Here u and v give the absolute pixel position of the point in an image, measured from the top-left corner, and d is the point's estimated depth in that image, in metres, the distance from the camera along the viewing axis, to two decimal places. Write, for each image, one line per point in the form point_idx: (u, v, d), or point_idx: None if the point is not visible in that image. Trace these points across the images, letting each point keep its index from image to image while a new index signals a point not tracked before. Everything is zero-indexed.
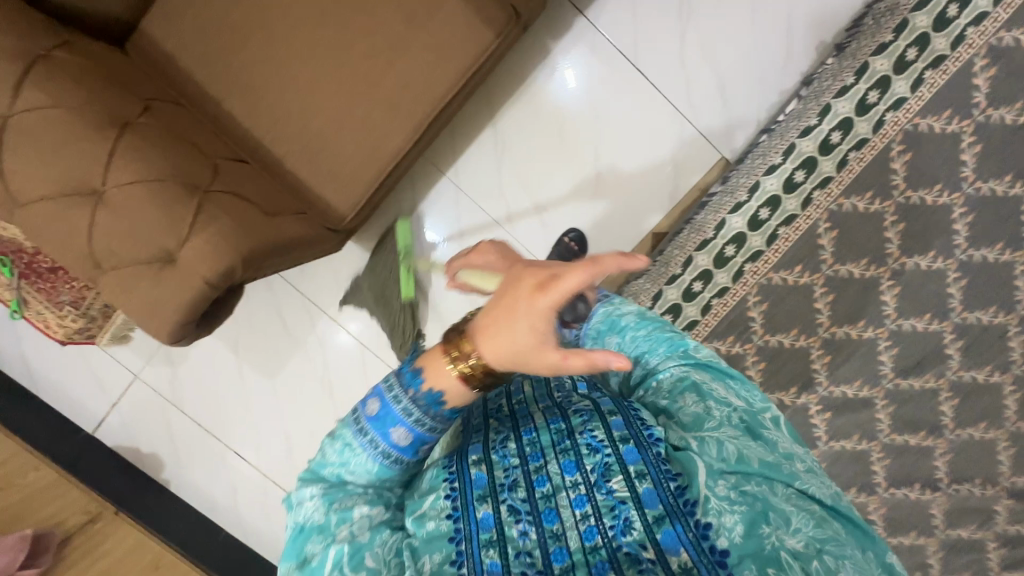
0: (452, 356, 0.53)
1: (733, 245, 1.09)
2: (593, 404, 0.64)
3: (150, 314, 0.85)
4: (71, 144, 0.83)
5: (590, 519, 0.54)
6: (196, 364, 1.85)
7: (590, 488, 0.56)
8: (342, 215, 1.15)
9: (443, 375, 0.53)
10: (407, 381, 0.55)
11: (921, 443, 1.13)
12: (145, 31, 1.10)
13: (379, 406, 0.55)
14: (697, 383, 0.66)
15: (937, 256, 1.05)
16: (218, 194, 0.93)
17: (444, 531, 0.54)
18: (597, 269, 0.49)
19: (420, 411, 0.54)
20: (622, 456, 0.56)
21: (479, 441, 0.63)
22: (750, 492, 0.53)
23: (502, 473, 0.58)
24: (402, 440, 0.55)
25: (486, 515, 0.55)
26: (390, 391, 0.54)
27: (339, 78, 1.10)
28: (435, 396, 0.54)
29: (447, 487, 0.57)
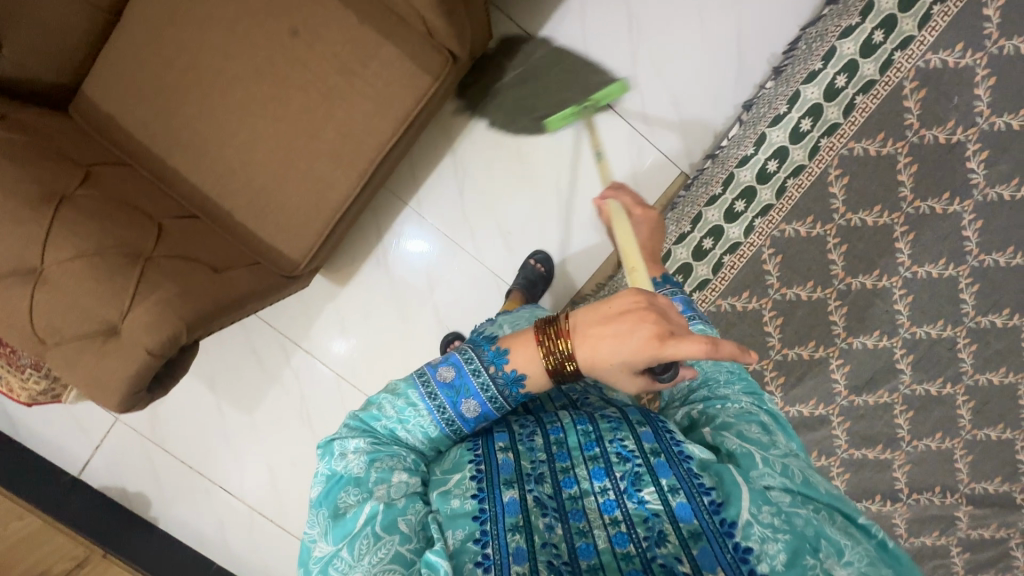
0: (549, 353, 0.61)
1: (681, 275, 1.15)
2: (621, 413, 0.69)
3: (96, 386, 0.86)
4: (7, 225, 0.84)
5: (620, 528, 0.57)
6: (176, 403, 1.87)
7: (620, 494, 0.59)
8: (296, 262, 1.17)
9: (537, 361, 0.62)
10: (490, 358, 0.64)
11: (879, 456, 1.15)
12: (87, 95, 1.11)
13: (454, 375, 0.63)
14: (766, 422, 0.66)
15: (882, 274, 1.08)
16: (162, 260, 0.93)
17: (468, 510, 0.58)
18: (715, 352, 0.54)
19: (495, 387, 0.63)
20: (654, 468, 0.60)
21: (507, 430, 0.67)
22: (802, 519, 0.55)
23: (529, 464, 0.62)
24: (469, 411, 0.63)
25: (512, 500, 0.58)
26: (472, 366, 0.63)
27: (283, 131, 1.11)
28: (517, 377, 0.63)
29: (474, 469, 0.61)
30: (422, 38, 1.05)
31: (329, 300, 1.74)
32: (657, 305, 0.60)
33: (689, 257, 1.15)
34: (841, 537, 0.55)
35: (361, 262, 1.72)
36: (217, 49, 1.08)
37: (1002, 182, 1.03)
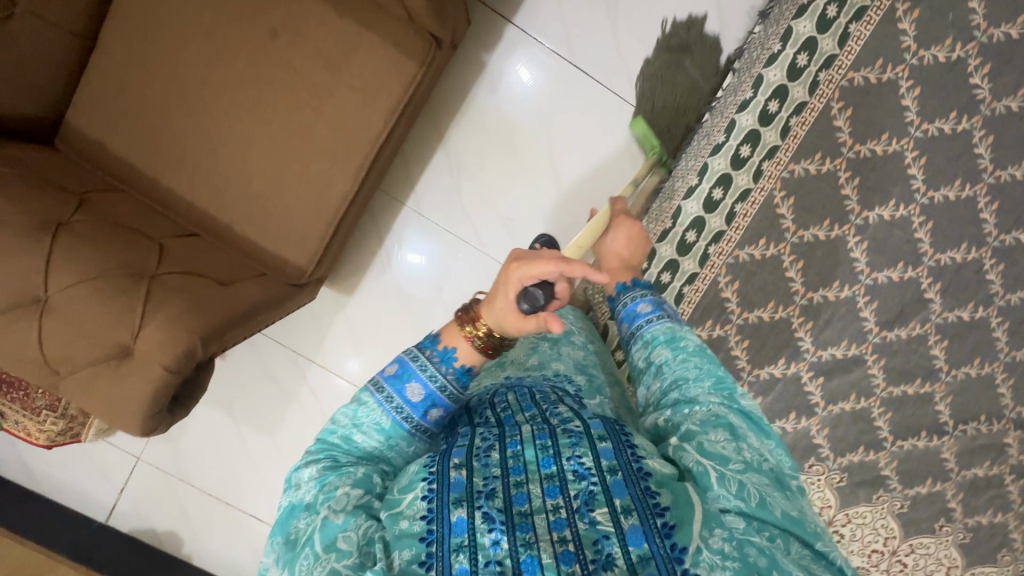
0: (467, 320, 0.70)
1: (693, 230, 1.10)
2: (584, 425, 0.65)
3: (118, 409, 0.83)
4: (8, 255, 0.82)
5: (568, 544, 0.53)
6: (196, 435, 1.84)
7: (572, 513, 0.55)
8: (303, 268, 1.15)
9: (457, 332, 0.70)
10: (426, 343, 0.71)
11: (919, 391, 1.12)
12: (72, 124, 1.10)
13: (398, 368, 0.71)
14: (733, 424, 0.68)
15: (898, 204, 1.04)
16: (168, 276, 0.91)
17: (416, 531, 0.56)
18: (565, 267, 0.63)
19: (434, 369, 0.69)
20: (609, 487, 0.57)
21: (465, 446, 0.64)
22: (755, 548, 0.54)
23: (481, 481, 0.59)
24: (415, 396, 0.69)
25: (459, 519, 0.55)
26: (410, 356, 0.71)
27: (272, 136, 1.09)
28: (450, 353, 0.70)
29: (425, 488, 0.59)
30: (401, 24, 1.03)
31: (340, 311, 1.72)
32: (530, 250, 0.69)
33: (661, 276, 1.12)
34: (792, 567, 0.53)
35: (366, 268, 1.69)
36: (196, 61, 1.06)
37: (1009, 95, 1.01)
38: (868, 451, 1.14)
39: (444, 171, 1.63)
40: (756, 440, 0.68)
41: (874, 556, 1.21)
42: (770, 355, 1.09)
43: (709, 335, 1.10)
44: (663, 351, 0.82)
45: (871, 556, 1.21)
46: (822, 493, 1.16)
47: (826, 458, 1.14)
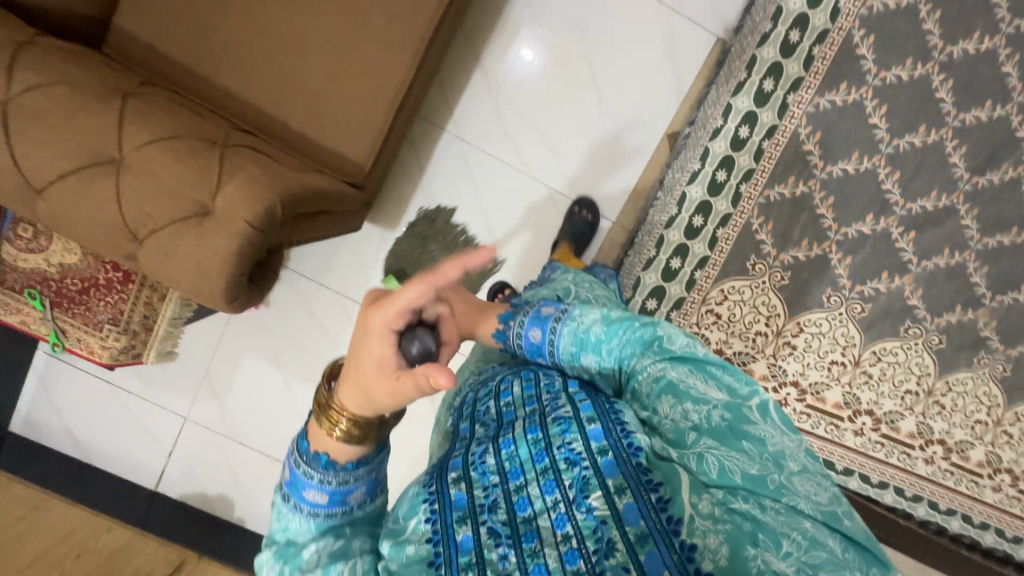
0: (323, 417, 0.50)
1: (771, 78, 1.04)
2: (573, 408, 0.58)
3: (201, 274, 0.79)
4: (79, 115, 0.78)
5: (570, 542, 0.47)
6: (242, 391, 1.78)
7: (569, 505, 0.50)
8: (361, 165, 1.11)
9: (319, 432, 0.51)
10: (299, 445, 0.53)
11: (1017, 241, 1.06)
12: (118, 27, 1.06)
13: (286, 473, 0.53)
14: (676, 383, 0.59)
15: (983, 37, 1.00)
16: (237, 147, 0.88)
17: (423, 554, 0.49)
18: (435, 281, 0.45)
19: (318, 472, 0.51)
20: (599, 468, 0.52)
21: (461, 454, 0.57)
22: (741, 513, 0.49)
23: (481, 493, 0.52)
24: (319, 498, 0.52)
25: (465, 537, 0.49)
26: (293, 458, 0.53)
27: (326, 24, 1.06)
28: (324, 457, 0.51)
29: (427, 509, 0.52)
30: None
31: (384, 248, 1.68)
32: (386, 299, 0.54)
33: (739, 130, 1.06)
34: (777, 522, 0.48)
35: (410, 201, 1.65)
36: None
37: None
38: (965, 309, 1.09)
39: (483, 93, 1.60)
40: (703, 384, 0.59)
41: (978, 429, 1.14)
42: (858, 213, 1.05)
43: (793, 193, 1.05)
44: (591, 360, 0.66)
45: (975, 429, 1.14)
46: (921, 359, 1.10)
47: (922, 319, 1.09)
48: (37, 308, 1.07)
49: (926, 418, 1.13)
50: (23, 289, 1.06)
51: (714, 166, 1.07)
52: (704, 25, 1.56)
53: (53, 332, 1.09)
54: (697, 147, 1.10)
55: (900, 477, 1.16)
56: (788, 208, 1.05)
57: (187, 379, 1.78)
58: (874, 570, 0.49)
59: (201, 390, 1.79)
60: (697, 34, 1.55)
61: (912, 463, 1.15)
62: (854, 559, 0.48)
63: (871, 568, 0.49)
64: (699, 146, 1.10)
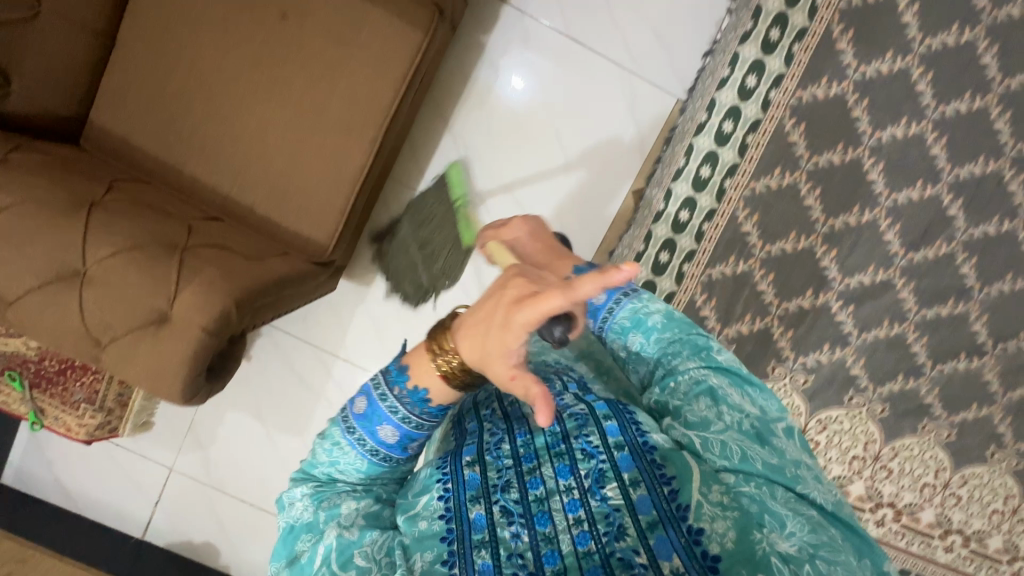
0: (434, 353, 0.53)
1: (707, 165, 1.08)
2: (588, 406, 0.61)
3: (160, 376, 0.85)
4: (46, 231, 0.84)
5: (582, 524, 0.52)
6: (226, 442, 1.82)
7: (584, 493, 0.54)
8: (324, 245, 1.16)
9: (427, 368, 0.54)
10: (393, 378, 0.56)
11: (953, 312, 1.10)
12: (93, 122, 1.12)
13: (366, 405, 0.56)
14: (715, 388, 0.62)
15: (910, 121, 1.04)
16: (198, 249, 0.94)
17: (436, 530, 0.54)
18: (574, 296, 0.44)
19: (404, 408, 0.55)
20: (616, 463, 0.55)
21: (474, 441, 0.60)
22: (748, 497, 0.53)
23: (495, 474, 0.57)
24: (389, 437, 0.56)
25: (479, 515, 0.54)
26: (377, 391, 0.56)
27: (286, 115, 1.11)
28: (421, 393, 0.54)
29: (441, 488, 0.56)
30: None
31: (360, 304, 1.74)
32: (531, 272, 0.51)
33: (679, 215, 1.10)
34: (783, 508, 0.52)
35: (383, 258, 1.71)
36: (206, 45, 1.07)
37: (1008, 2, 1.00)
38: (907, 378, 1.12)
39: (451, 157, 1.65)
40: (737, 395, 0.62)
41: (926, 491, 1.17)
42: (798, 288, 1.09)
43: (734, 272, 1.09)
44: (637, 339, 0.71)
45: (923, 491, 1.17)
46: (866, 426, 1.14)
47: (864, 388, 1.12)
48: (17, 389, 1.13)
49: (875, 481, 1.17)
50: (4, 371, 1.12)
51: (656, 249, 1.11)
52: (663, 84, 1.61)
53: (32, 411, 1.15)
54: (641, 230, 1.14)
55: None
56: (729, 285, 1.09)
57: (172, 432, 1.83)
58: (865, 559, 0.53)
59: (187, 440, 1.84)
60: (655, 96, 1.61)
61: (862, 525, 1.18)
62: (849, 546, 0.53)
63: (864, 557, 0.53)
64: (642, 229, 1.14)
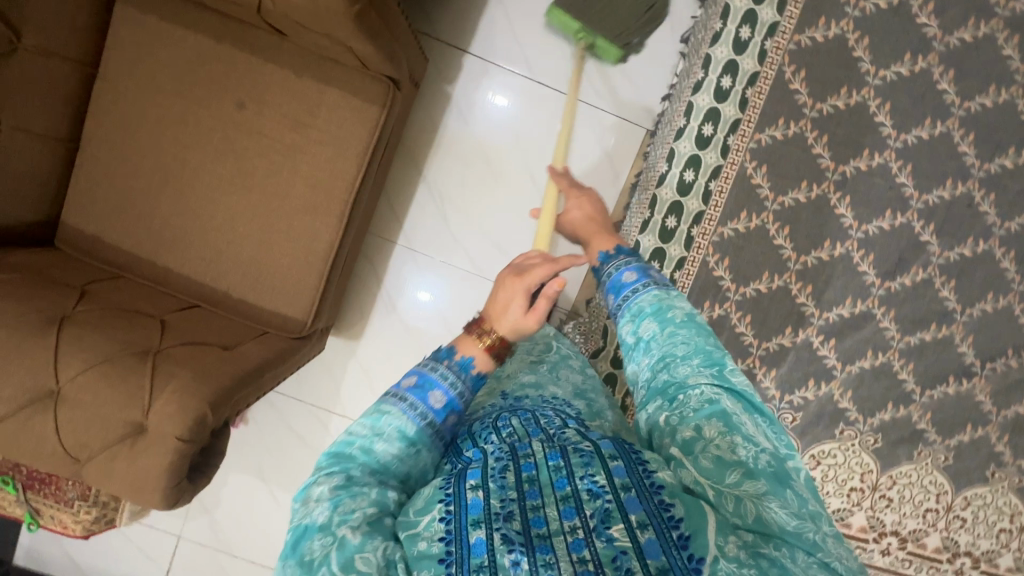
0: (479, 334, 0.74)
1: (673, 216, 1.05)
2: (594, 445, 0.62)
3: (141, 486, 0.85)
4: (19, 356, 0.85)
5: (587, 564, 0.50)
6: (231, 506, 1.81)
7: (589, 532, 0.53)
8: (301, 321, 1.17)
9: (472, 345, 0.73)
10: (441, 355, 0.71)
11: (937, 336, 1.09)
12: (65, 223, 1.13)
13: (417, 378, 0.69)
14: (728, 412, 0.63)
15: (873, 153, 1.03)
16: (172, 350, 0.95)
17: (434, 552, 0.51)
18: (554, 263, 0.78)
19: (452, 375, 0.69)
20: (623, 503, 0.55)
21: (478, 466, 0.60)
22: (767, 559, 0.51)
23: (498, 502, 0.55)
24: (438, 402, 0.68)
25: (479, 541, 0.51)
26: (429, 366, 0.70)
27: (254, 200, 1.12)
28: (467, 361, 0.71)
29: (442, 509, 0.55)
30: (359, 72, 1.07)
31: (351, 357, 1.73)
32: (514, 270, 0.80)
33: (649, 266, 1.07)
34: None
35: (370, 311, 1.71)
36: (172, 142, 1.10)
37: (958, 28, 1.00)
38: (897, 406, 1.11)
39: (429, 209, 1.65)
40: (751, 422, 0.63)
41: (929, 516, 1.15)
42: (776, 327, 1.08)
43: (710, 317, 1.08)
44: (651, 327, 0.76)
45: (927, 517, 1.15)
46: (860, 458, 1.12)
47: (855, 421, 1.11)
48: (11, 491, 1.14)
49: (876, 511, 1.15)
50: None
51: None
52: None
53: (28, 512, 1.16)
54: None
55: None
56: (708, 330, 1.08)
57: None
58: None
59: (193, 507, 1.83)
60: (625, 128, 1.59)
61: (868, 556, 1.16)
62: None
63: None
64: None
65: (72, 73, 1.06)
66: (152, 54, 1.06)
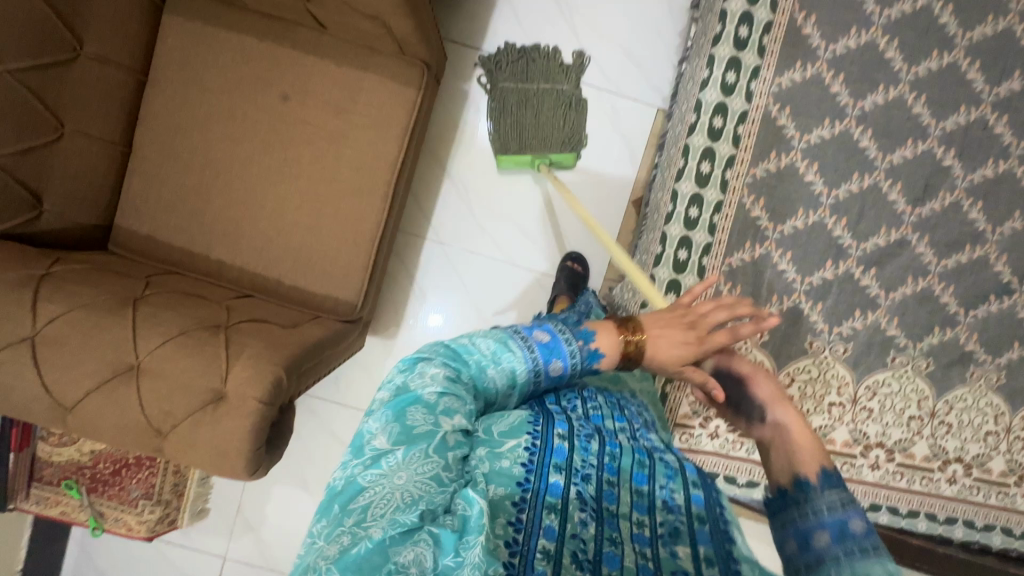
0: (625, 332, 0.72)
1: (706, 161, 1.09)
2: (679, 466, 0.69)
3: (224, 452, 0.86)
4: (97, 334, 0.87)
5: (647, 559, 0.54)
6: (276, 521, 1.76)
7: (654, 535, 0.57)
8: (353, 303, 1.20)
9: (612, 338, 0.71)
10: (580, 333, 0.70)
11: (972, 257, 1.12)
12: (119, 226, 1.17)
13: (548, 338, 0.68)
14: None
15: (888, 87, 1.09)
16: (241, 325, 0.98)
17: (514, 473, 0.57)
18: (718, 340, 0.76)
19: (580, 356, 0.68)
20: (694, 532, 0.58)
21: (566, 420, 0.67)
22: None
23: (579, 461, 0.61)
24: (555, 370, 0.67)
25: (555, 484, 0.58)
26: (564, 334, 0.69)
27: (303, 187, 1.17)
28: (595, 352, 0.69)
29: (529, 441, 0.61)
30: (396, 57, 1.14)
31: (387, 355, 1.74)
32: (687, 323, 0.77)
33: (689, 212, 1.10)
34: None
35: (404, 307, 1.73)
36: (221, 138, 1.15)
37: None
38: (944, 330, 1.13)
39: (454, 201, 1.70)
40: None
41: (991, 439, 1.16)
42: (817, 261, 1.11)
43: (752, 257, 1.11)
44: None
45: (988, 440, 1.16)
46: (915, 384, 1.14)
47: (905, 347, 1.13)
48: (75, 496, 1.13)
49: (937, 439, 1.15)
50: (60, 481, 1.13)
51: (675, 249, 1.10)
52: (641, 98, 1.67)
53: (92, 517, 1.15)
54: (654, 234, 1.14)
55: (928, 503, 1.17)
56: (751, 270, 1.11)
57: (220, 519, 1.75)
58: None
59: (236, 525, 1.76)
60: (637, 108, 1.67)
61: (935, 486, 1.16)
62: None
63: None
64: (656, 233, 1.13)
65: (126, 80, 1.11)
66: (199, 58, 1.13)
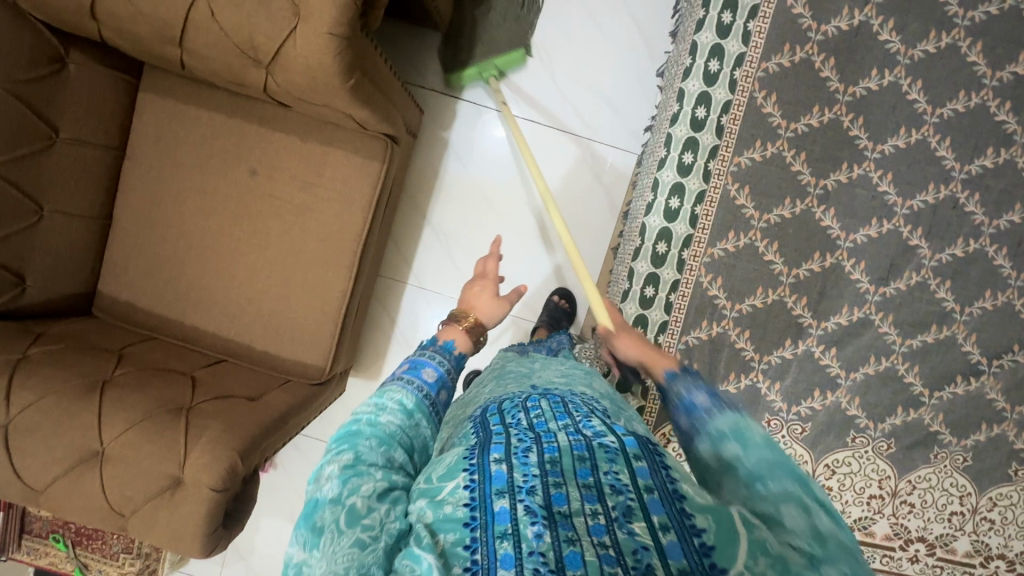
0: (462, 321, 0.81)
1: (663, 242, 1.10)
2: (618, 440, 0.56)
3: (182, 532, 0.92)
4: (65, 420, 0.93)
5: (607, 547, 0.45)
6: (265, 550, 1.83)
7: (610, 520, 0.47)
8: (320, 366, 1.23)
9: (456, 330, 0.79)
10: (428, 342, 0.75)
11: (939, 337, 1.10)
12: (102, 291, 1.24)
13: (407, 364, 0.70)
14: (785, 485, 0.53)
15: (852, 166, 1.07)
16: (203, 404, 1.02)
17: (461, 516, 0.49)
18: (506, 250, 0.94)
19: (440, 354, 0.72)
20: (646, 503, 0.49)
21: (502, 439, 0.55)
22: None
23: (521, 475, 0.50)
24: (430, 375, 0.69)
25: (503, 509, 0.48)
26: (419, 352, 0.72)
27: (271, 258, 1.20)
28: (450, 343, 0.76)
29: (467, 478, 0.51)
30: (357, 133, 1.16)
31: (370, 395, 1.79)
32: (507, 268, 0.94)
33: (645, 291, 1.11)
34: None
35: (385, 350, 1.77)
36: (194, 211, 1.20)
37: (920, 41, 1.04)
38: (907, 410, 1.11)
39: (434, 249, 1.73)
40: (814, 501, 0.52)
41: (955, 520, 1.14)
42: (775, 340, 1.10)
43: (710, 334, 1.11)
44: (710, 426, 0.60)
45: (953, 520, 1.14)
46: (875, 464, 1.13)
47: (865, 428, 1.12)
48: (62, 548, 1.21)
49: (899, 518, 1.14)
50: (49, 534, 1.21)
51: None
52: (620, 144, 1.63)
53: (78, 567, 1.23)
54: None
55: None
56: (708, 348, 1.11)
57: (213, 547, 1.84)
58: None
59: (229, 554, 1.85)
60: (615, 156, 1.63)
61: (897, 565, 1.15)
62: None
63: None
64: None
65: (104, 157, 1.17)
66: (173, 134, 1.17)
